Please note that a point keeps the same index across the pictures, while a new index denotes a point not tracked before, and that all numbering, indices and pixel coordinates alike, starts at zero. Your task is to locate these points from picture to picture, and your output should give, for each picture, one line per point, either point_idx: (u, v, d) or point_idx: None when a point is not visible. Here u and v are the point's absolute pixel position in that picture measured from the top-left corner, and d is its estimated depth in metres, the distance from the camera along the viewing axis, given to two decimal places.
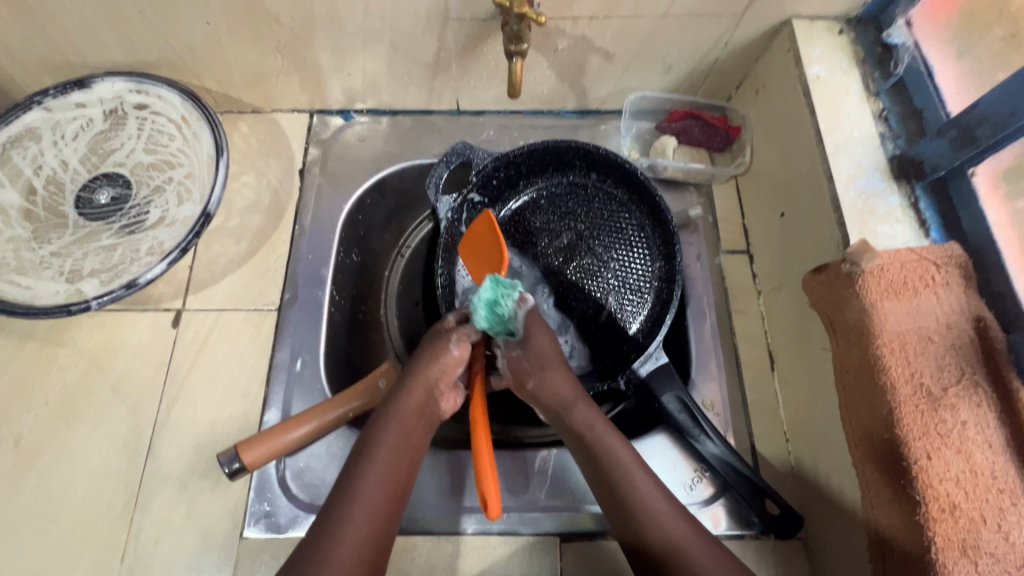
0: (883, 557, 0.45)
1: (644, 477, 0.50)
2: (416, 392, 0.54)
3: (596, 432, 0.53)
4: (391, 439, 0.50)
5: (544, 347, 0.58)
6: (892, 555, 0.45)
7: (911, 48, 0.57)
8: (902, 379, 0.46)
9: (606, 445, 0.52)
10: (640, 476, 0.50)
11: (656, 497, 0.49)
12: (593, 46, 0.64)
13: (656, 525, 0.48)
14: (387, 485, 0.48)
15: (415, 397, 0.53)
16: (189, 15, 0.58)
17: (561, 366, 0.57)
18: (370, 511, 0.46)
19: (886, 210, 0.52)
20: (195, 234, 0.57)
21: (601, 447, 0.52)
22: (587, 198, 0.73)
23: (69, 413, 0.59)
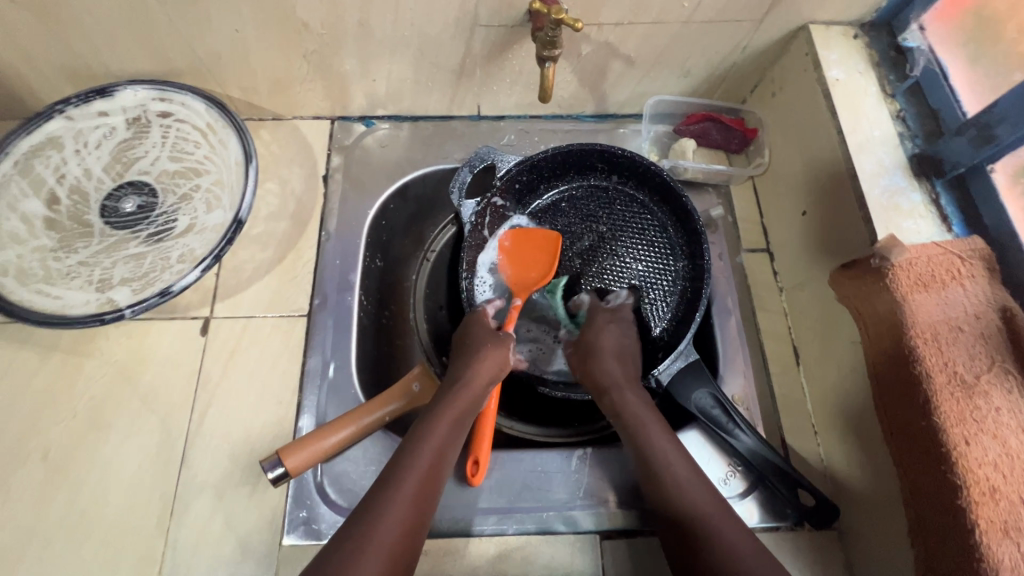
0: (928, 543, 0.46)
1: (682, 465, 0.53)
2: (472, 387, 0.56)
3: (638, 417, 0.57)
4: (443, 429, 0.53)
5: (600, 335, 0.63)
6: (936, 541, 0.46)
7: (926, 52, 0.59)
8: (936, 368, 0.47)
9: (647, 432, 0.56)
10: (678, 463, 0.53)
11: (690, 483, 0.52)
12: (616, 51, 0.65)
13: (689, 510, 0.50)
14: (427, 474, 0.50)
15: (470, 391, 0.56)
16: (218, 23, 0.58)
17: (615, 354, 0.62)
18: (413, 498, 0.48)
19: (910, 206, 0.54)
20: (228, 241, 0.57)
21: (642, 431, 0.56)
22: (609, 201, 0.74)
23: (100, 425, 0.58)
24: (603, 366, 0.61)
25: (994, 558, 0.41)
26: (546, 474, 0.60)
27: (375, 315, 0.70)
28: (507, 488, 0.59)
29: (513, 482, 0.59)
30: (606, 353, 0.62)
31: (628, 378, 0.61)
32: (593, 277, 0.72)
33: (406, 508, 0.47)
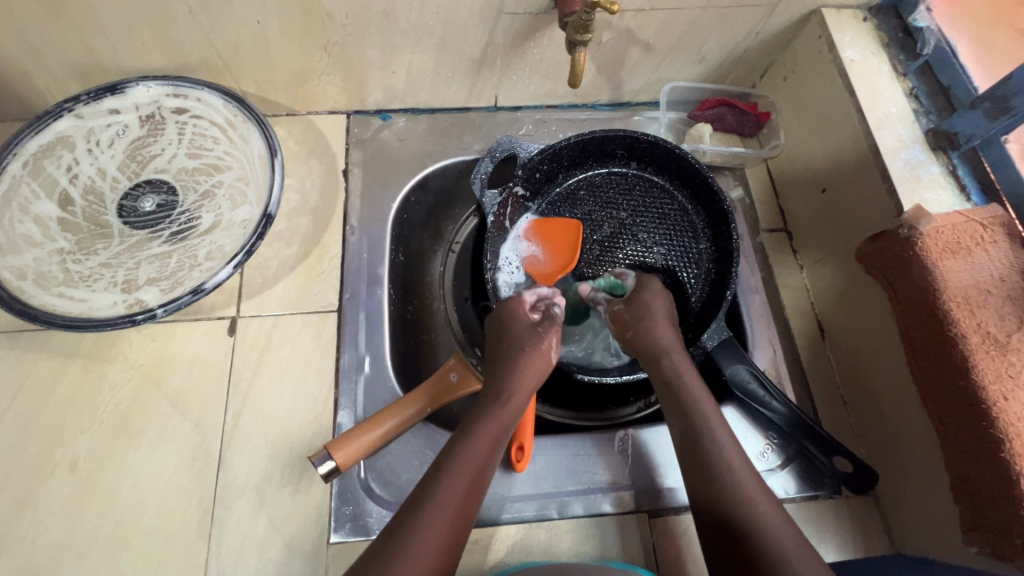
0: (971, 496, 0.48)
1: (726, 436, 0.52)
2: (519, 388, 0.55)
3: (688, 384, 0.55)
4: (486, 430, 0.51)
5: (647, 299, 0.61)
6: (979, 494, 0.48)
7: (935, 31, 0.62)
8: (970, 330, 0.49)
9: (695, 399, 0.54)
10: (724, 436, 0.52)
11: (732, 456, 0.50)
12: (635, 37, 0.66)
13: (729, 480, 0.48)
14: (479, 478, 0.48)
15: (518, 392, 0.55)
16: (240, 14, 0.57)
17: (663, 318, 0.60)
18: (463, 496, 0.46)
19: (930, 178, 0.57)
20: (259, 235, 0.56)
21: (691, 398, 0.54)
22: (628, 187, 0.75)
23: (129, 432, 0.56)
24: (651, 329, 0.59)
25: None
26: (588, 457, 0.60)
27: (402, 309, 0.69)
28: (551, 472, 0.59)
29: (557, 466, 0.59)
30: (655, 316, 0.60)
31: (676, 343, 0.59)
32: (617, 263, 0.72)
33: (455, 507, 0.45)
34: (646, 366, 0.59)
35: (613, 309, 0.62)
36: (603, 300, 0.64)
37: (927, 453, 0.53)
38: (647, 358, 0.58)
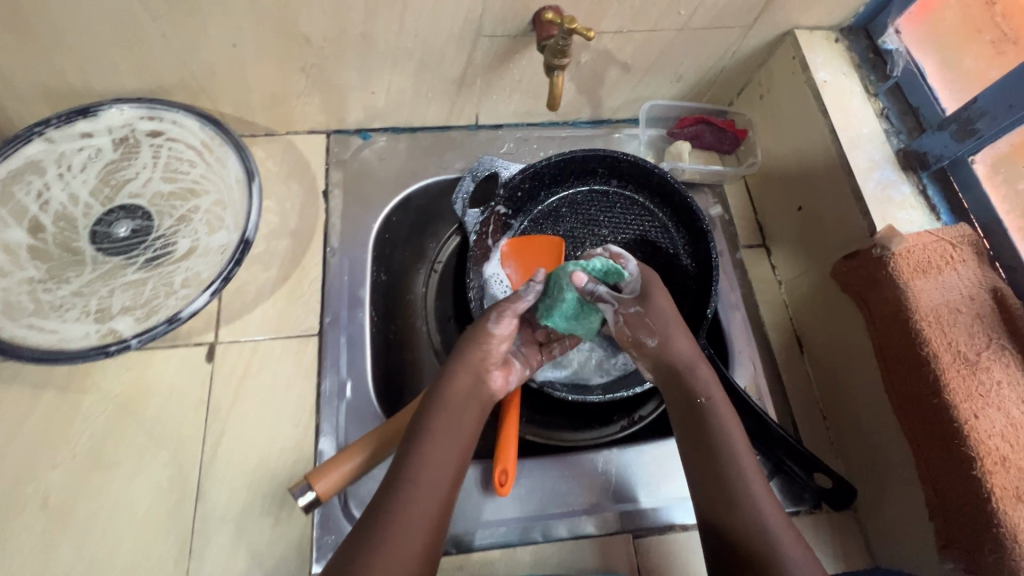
0: (944, 513, 0.49)
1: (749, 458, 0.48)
2: (464, 371, 0.52)
3: (716, 400, 0.51)
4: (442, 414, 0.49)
5: (665, 306, 0.55)
6: (953, 511, 0.49)
7: (904, 54, 0.63)
8: (941, 348, 0.50)
9: (720, 415, 0.50)
10: (745, 454, 0.48)
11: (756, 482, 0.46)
12: (614, 58, 0.67)
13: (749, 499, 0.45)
14: (444, 474, 0.45)
15: (464, 375, 0.52)
16: (215, 37, 0.56)
17: (680, 325, 0.55)
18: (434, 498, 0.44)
19: (901, 198, 0.58)
20: (236, 262, 0.55)
21: (716, 416, 0.50)
22: (610, 204, 0.75)
23: (104, 464, 0.55)
24: (673, 337, 0.54)
25: (1010, 521, 0.45)
26: (572, 478, 0.60)
27: (384, 330, 0.69)
28: (536, 494, 0.59)
29: (541, 488, 0.59)
30: (671, 318, 0.55)
31: (701, 355, 0.54)
32: None
33: (429, 509, 0.43)
34: (669, 376, 0.54)
35: (625, 314, 0.55)
36: (607, 296, 0.56)
37: (902, 468, 0.54)
38: (675, 369, 0.53)
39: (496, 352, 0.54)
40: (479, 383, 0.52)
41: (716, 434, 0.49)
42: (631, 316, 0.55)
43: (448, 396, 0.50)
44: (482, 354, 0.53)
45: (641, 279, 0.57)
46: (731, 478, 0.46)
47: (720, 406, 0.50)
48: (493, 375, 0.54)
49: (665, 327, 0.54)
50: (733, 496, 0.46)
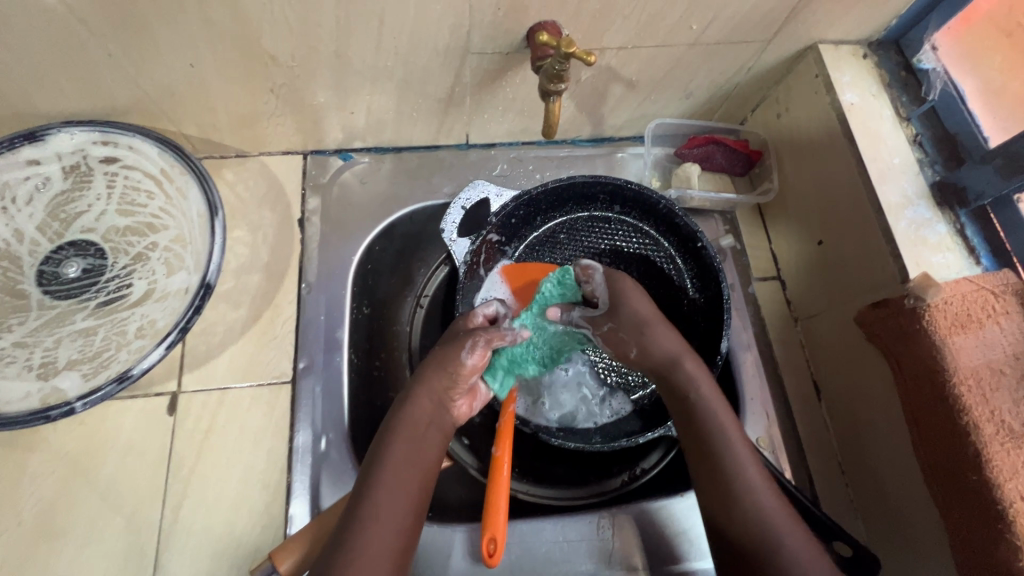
0: None
1: (743, 447, 0.48)
2: (424, 400, 0.49)
3: (704, 393, 0.51)
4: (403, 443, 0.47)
5: (637, 307, 0.55)
6: None
7: (941, 74, 0.57)
8: (983, 418, 0.45)
9: (711, 409, 0.50)
10: (739, 443, 0.48)
11: (752, 469, 0.47)
12: (617, 75, 0.60)
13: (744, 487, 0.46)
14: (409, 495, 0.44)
15: (424, 404, 0.49)
16: (170, 56, 0.50)
17: (664, 329, 0.54)
18: (392, 532, 0.42)
19: (937, 239, 0.52)
20: (195, 309, 0.49)
21: (707, 409, 0.50)
22: (611, 233, 0.69)
23: (52, 532, 0.50)
24: (658, 337, 0.54)
25: None
26: (569, 544, 0.55)
27: (366, 372, 0.63)
28: (529, 562, 0.54)
29: (534, 554, 0.54)
30: (653, 317, 0.55)
31: (687, 350, 0.54)
32: None
33: (389, 540, 0.42)
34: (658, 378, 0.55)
35: (602, 333, 0.57)
36: (583, 321, 0.58)
37: (933, 542, 0.49)
38: (660, 370, 0.54)
39: (463, 382, 0.51)
40: (442, 408, 0.50)
41: (706, 428, 0.49)
42: (609, 334, 0.56)
43: (407, 426, 0.48)
44: (445, 383, 0.50)
45: (605, 288, 0.56)
46: (726, 467, 0.47)
47: (711, 399, 0.51)
48: (456, 404, 0.52)
49: (648, 331, 0.54)
50: (730, 486, 0.47)
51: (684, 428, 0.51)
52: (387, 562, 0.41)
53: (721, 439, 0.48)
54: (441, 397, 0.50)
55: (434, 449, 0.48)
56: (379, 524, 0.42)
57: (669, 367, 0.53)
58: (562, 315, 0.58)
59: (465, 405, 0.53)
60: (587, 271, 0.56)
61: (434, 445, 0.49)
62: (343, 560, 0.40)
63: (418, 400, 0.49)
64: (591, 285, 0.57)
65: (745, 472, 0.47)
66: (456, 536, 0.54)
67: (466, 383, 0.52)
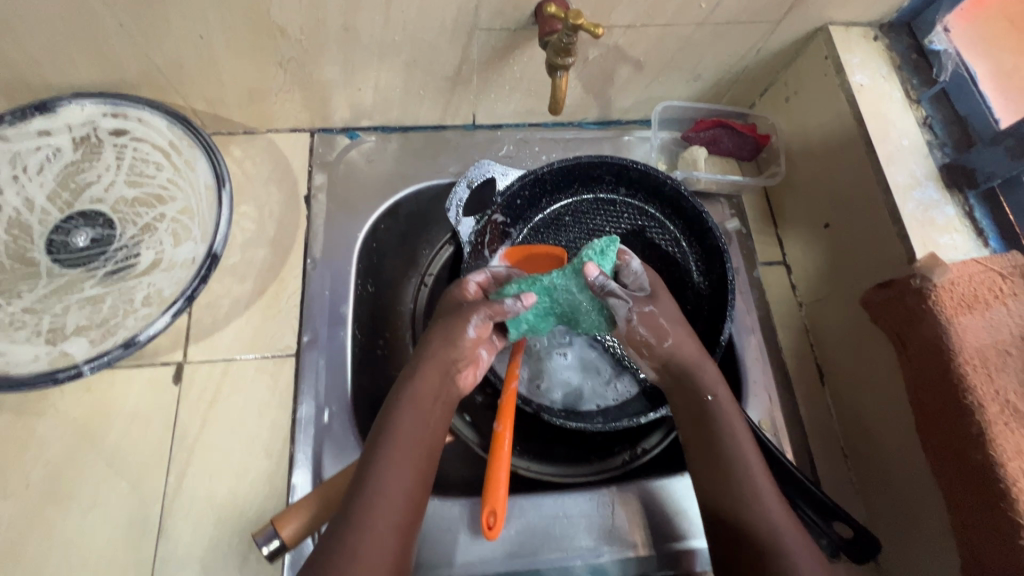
0: None
1: (755, 455, 0.48)
2: (429, 375, 0.49)
3: (722, 400, 0.50)
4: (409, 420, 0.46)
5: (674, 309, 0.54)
6: None
7: (953, 55, 0.56)
8: (988, 397, 0.45)
9: (727, 416, 0.49)
10: (752, 453, 0.48)
11: (762, 476, 0.47)
12: (625, 55, 0.60)
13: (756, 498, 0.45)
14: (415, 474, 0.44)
15: (430, 381, 0.48)
16: (180, 28, 0.51)
17: (686, 328, 0.53)
18: (399, 508, 0.42)
19: (945, 221, 0.51)
20: (202, 278, 0.50)
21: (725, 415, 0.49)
22: (616, 215, 0.69)
23: (59, 496, 0.51)
24: (681, 337, 0.53)
25: None
26: (569, 520, 0.55)
27: (370, 349, 0.64)
28: (528, 537, 0.54)
29: (533, 529, 0.54)
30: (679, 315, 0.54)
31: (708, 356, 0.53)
32: None
33: (396, 515, 0.41)
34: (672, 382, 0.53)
35: (641, 311, 0.52)
36: (618, 292, 0.52)
37: (934, 524, 0.49)
38: (678, 373, 0.52)
39: (467, 352, 0.50)
40: (446, 383, 0.49)
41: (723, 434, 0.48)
42: (647, 316, 0.52)
43: (414, 404, 0.47)
44: (450, 355, 0.50)
45: (647, 276, 0.56)
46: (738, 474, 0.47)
47: (727, 406, 0.50)
48: (461, 375, 0.51)
49: (676, 327, 0.53)
50: (742, 492, 0.46)
51: (696, 433, 0.50)
52: (393, 539, 0.40)
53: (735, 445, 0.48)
54: (446, 373, 0.50)
55: (438, 427, 0.48)
56: (384, 502, 0.41)
57: (687, 371, 0.52)
58: (598, 277, 0.52)
59: (472, 376, 0.52)
60: (622, 256, 0.55)
61: (441, 421, 0.48)
62: (350, 540, 0.39)
63: (423, 376, 0.48)
64: (625, 271, 0.56)
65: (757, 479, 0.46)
66: (455, 510, 0.55)
67: (471, 355, 0.51)
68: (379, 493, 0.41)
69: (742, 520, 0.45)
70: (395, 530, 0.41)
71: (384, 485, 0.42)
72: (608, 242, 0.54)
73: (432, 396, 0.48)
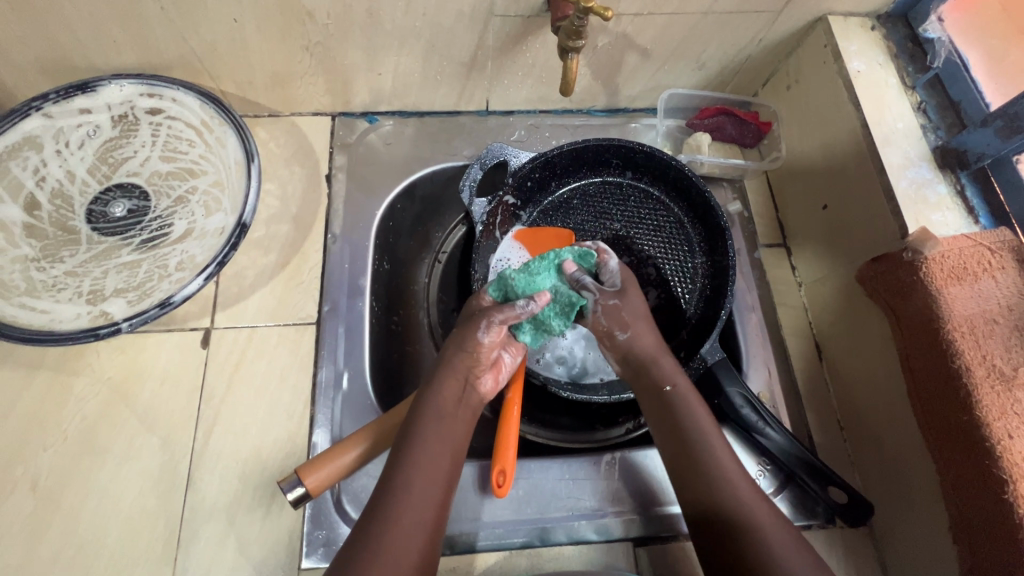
0: (970, 537, 0.47)
1: (718, 437, 0.49)
2: (450, 381, 0.51)
3: (681, 387, 0.51)
4: (432, 429, 0.47)
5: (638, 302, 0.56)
6: (978, 534, 0.46)
7: (946, 43, 0.59)
8: (975, 361, 0.47)
9: (687, 402, 0.50)
10: (714, 435, 0.49)
11: (725, 456, 0.47)
12: (632, 42, 0.63)
13: (722, 478, 0.46)
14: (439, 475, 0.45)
15: (450, 386, 0.51)
16: (216, 11, 0.54)
17: (648, 322, 0.55)
18: (425, 505, 0.43)
19: (937, 199, 0.54)
20: (232, 245, 0.53)
21: (683, 402, 0.50)
22: (623, 197, 0.72)
23: (95, 448, 0.54)
24: (639, 329, 0.54)
25: None
26: (575, 482, 0.57)
27: (386, 321, 0.67)
28: (536, 496, 0.57)
29: (540, 491, 0.57)
30: (638, 309, 0.55)
31: (664, 348, 0.55)
32: None
33: (422, 513, 0.42)
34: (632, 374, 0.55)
35: (605, 304, 0.55)
36: (591, 285, 0.55)
37: (925, 489, 0.51)
38: (637, 365, 0.54)
39: (484, 358, 0.52)
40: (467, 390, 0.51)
41: (683, 418, 0.49)
42: (611, 308, 0.55)
43: (435, 410, 0.49)
44: (467, 365, 0.52)
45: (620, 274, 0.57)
46: (703, 457, 0.47)
47: (685, 393, 0.51)
48: (480, 381, 0.53)
49: (636, 320, 0.55)
50: (708, 473, 0.46)
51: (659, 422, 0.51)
52: (420, 537, 0.41)
53: (698, 430, 0.49)
54: (466, 380, 0.52)
55: (460, 432, 0.49)
56: (410, 499, 0.43)
57: (646, 361, 0.53)
58: (575, 272, 0.56)
59: (490, 381, 0.53)
60: (603, 255, 0.57)
61: (462, 427, 0.49)
62: (377, 534, 0.40)
63: (443, 385, 0.50)
64: (603, 270, 0.57)
65: (722, 460, 0.47)
66: (466, 471, 0.57)
67: (488, 359, 0.53)
68: (404, 491, 0.43)
69: (712, 501, 0.45)
70: (421, 528, 0.42)
71: (408, 483, 0.43)
72: (586, 246, 0.58)
73: (453, 402, 0.50)
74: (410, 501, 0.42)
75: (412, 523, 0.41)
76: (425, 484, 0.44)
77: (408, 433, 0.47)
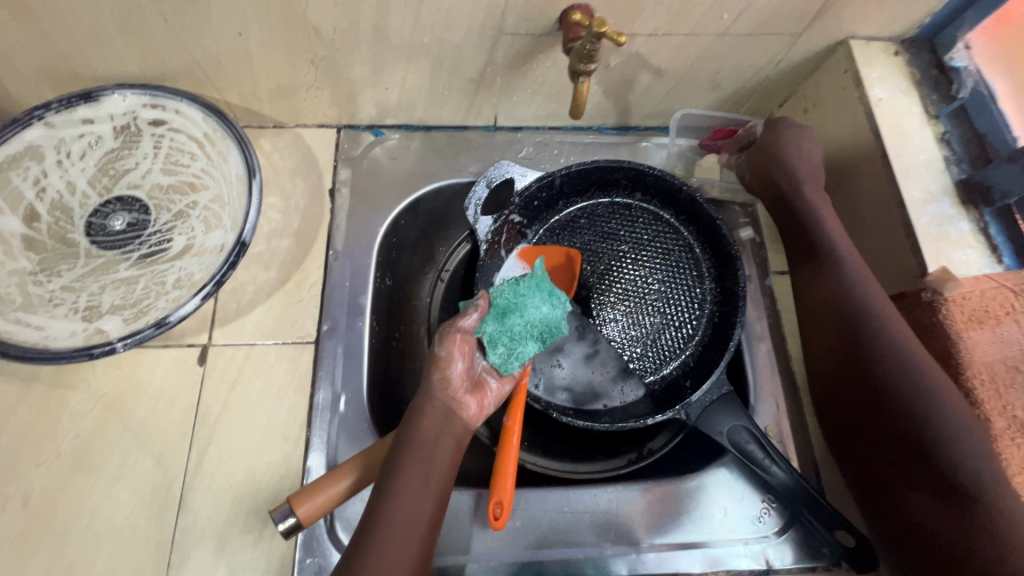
0: None
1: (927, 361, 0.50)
2: (431, 411, 0.49)
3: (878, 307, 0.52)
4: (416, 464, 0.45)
5: None
6: None
7: (973, 73, 0.57)
8: (995, 412, 0.49)
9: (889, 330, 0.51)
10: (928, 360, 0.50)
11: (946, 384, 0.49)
12: (646, 62, 0.61)
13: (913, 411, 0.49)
14: (423, 514, 0.44)
15: (431, 416, 0.49)
16: (220, 25, 0.53)
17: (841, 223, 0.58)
18: (410, 548, 0.42)
19: (959, 236, 0.52)
20: (231, 264, 0.51)
21: (850, 290, 0.54)
22: (631, 219, 0.70)
23: (87, 466, 0.53)
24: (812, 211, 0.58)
25: None
26: (573, 515, 0.56)
27: (387, 340, 0.66)
28: (531, 528, 0.55)
29: (537, 524, 0.56)
30: (811, 191, 0.58)
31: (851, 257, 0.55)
32: (610, 299, 0.67)
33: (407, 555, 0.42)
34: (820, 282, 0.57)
35: None
36: None
37: None
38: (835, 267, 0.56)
39: (454, 377, 0.51)
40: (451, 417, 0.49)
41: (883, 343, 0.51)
42: None
43: (418, 443, 0.47)
44: (446, 392, 0.50)
45: None
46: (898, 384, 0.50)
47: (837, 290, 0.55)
48: (462, 403, 0.51)
49: None
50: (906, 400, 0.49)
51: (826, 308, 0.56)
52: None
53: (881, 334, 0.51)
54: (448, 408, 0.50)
55: (444, 461, 0.47)
56: (396, 542, 0.42)
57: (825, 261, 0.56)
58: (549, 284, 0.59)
59: (474, 405, 0.51)
60: None
61: (447, 459, 0.47)
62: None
63: (427, 413, 0.49)
64: None
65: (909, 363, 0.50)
66: (463, 500, 0.56)
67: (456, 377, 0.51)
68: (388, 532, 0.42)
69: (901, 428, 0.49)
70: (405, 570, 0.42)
71: (392, 524, 0.43)
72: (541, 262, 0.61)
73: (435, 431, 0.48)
74: (394, 533, 0.42)
75: (401, 554, 0.42)
76: (409, 526, 0.43)
77: (392, 465, 0.45)
